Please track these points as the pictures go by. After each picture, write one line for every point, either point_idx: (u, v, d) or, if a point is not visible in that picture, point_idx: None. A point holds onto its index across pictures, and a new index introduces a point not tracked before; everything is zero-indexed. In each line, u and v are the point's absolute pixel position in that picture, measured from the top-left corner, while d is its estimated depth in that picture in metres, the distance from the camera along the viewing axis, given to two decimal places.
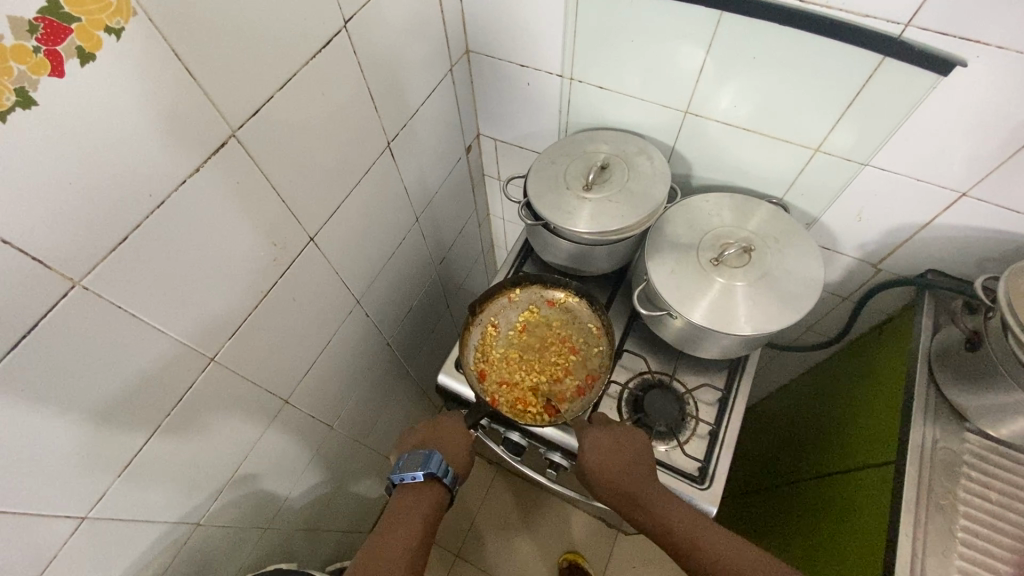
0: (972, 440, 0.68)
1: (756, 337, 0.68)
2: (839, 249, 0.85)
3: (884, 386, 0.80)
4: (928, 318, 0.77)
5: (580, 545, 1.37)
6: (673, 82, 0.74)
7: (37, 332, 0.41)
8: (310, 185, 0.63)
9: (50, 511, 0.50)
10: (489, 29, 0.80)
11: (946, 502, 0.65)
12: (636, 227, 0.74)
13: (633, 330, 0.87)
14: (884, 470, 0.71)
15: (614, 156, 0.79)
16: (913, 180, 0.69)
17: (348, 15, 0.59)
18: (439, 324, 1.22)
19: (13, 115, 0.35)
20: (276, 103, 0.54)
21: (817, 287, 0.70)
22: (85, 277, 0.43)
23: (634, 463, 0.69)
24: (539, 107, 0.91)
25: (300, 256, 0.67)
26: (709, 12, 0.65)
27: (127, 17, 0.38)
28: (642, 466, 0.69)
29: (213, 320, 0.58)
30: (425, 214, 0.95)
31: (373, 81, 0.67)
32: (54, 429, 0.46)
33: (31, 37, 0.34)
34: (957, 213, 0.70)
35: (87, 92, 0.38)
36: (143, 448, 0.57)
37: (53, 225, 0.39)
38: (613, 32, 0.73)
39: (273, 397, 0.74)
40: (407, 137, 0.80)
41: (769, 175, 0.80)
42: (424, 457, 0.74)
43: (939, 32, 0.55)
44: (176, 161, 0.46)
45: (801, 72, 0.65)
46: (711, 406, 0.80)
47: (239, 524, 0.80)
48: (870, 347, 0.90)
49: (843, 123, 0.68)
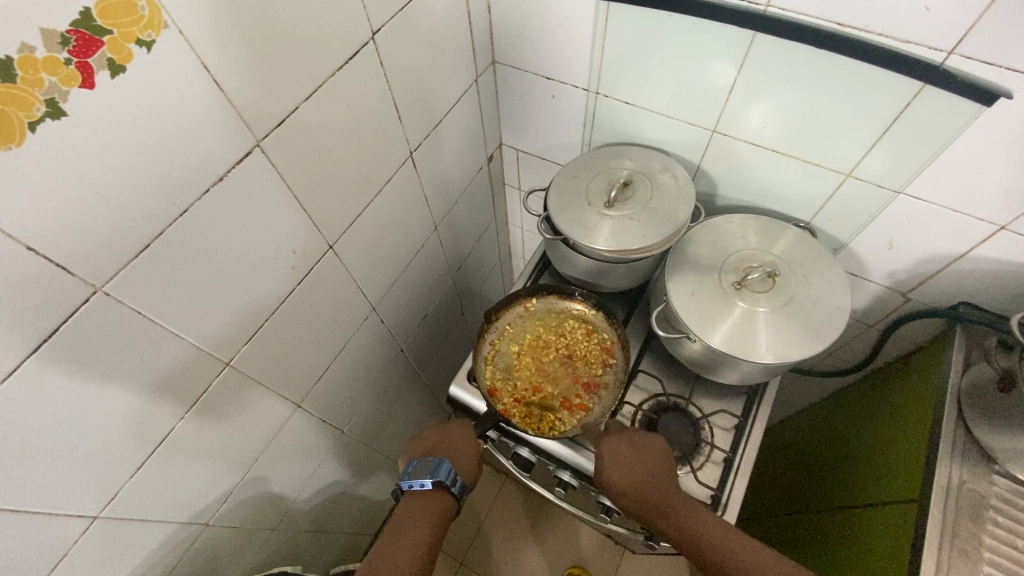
0: (1000, 483, 0.65)
1: (777, 365, 0.66)
2: (868, 276, 0.82)
3: (910, 420, 0.77)
4: (958, 354, 0.74)
5: (586, 559, 1.35)
6: (702, 100, 0.73)
7: (56, 337, 0.41)
8: (331, 194, 0.63)
9: (64, 509, 0.50)
10: (517, 40, 0.80)
11: (970, 548, 0.62)
12: (657, 247, 0.73)
13: (649, 348, 0.85)
14: (906, 510, 0.69)
15: (637, 173, 0.78)
16: (949, 210, 0.67)
17: (377, 26, 0.58)
18: (454, 331, 1.22)
19: (42, 125, 0.35)
20: (301, 113, 0.54)
21: (843, 316, 0.68)
22: (107, 283, 0.43)
23: (656, 468, 0.68)
24: (564, 119, 0.90)
25: (318, 264, 0.67)
26: (742, 32, 0.63)
27: (158, 30, 0.38)
28: (664, 469, 0.68)
29: (231, 326, 0.58)
30: (444, 222, 0.95)
31: (399, 91, 0.67)
32: (70, 429, 0.47)
33: (63, 49, 0.34)
34: (994, 246, 0.67)
35: (114, 102, 0.38)
36: (157, 449, 0.57)
37: (78, 233, 0.40)
38: (643, 47, 0.72)
39: (286, 402, 0.74)
40: (430, 146, 0.80)
41: (796, 198, 0.78)
42: (433, 465, 0.75)
43: (984, 61, 0.53)
44: (201, 169, 0.47)
45: (835, 96, 0.64)
46: (727, 432, 0.78)
47: (247, 525, 0.81)
48: (896, 378, 0.87)
49: (877, 149, 0.66)
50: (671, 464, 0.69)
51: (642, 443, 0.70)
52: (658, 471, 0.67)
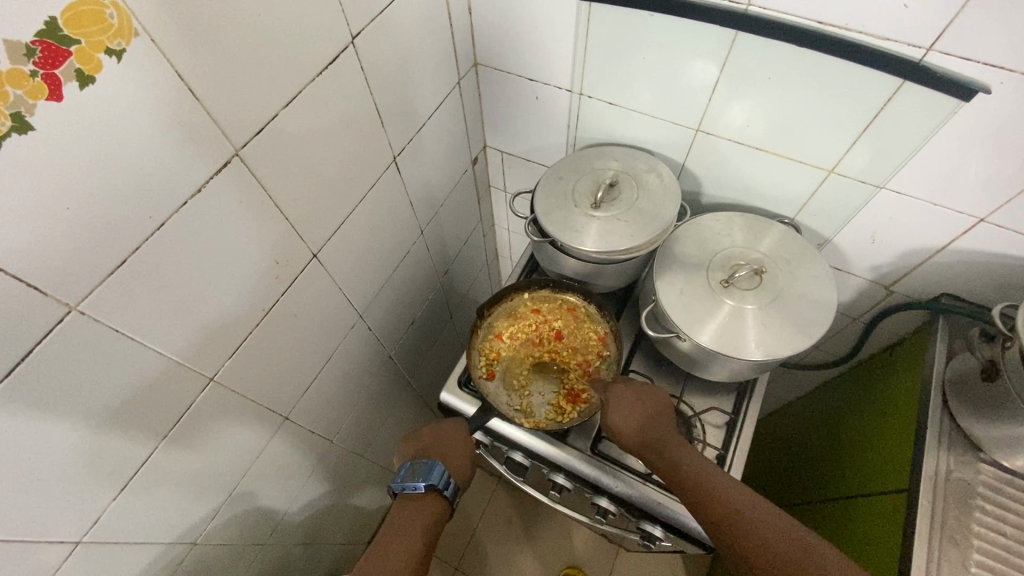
0: (986, 471, 0.66)
1: (766, 361, 0.67)
2: (852, 270, 0.83)
3: (893, 412, 0.79)
4: (942, 344, 0.76)
5: (581, 559, 1.35)
6: (685, 99, 0.73)
7: (30, 360, 0.40)
8: (314, 202, 0.62)
9: (42, 537, 0.49)
10: (498, 41, 0.79)
11: (960, 535, 0.63)
12: (645, 247, 0.73)
13: (639, 348, 0.86)
14: (894, 499, 0.70)
15: (623, 173, 0.78)
16: (929, 204, 0.68)
17: (356, 30, 0.57)
18: (443, 335, 1.21)
19: (9, 140, 0.33)
20: (280, 120, 0.53)
21: (830, 311, 0.68)
22: (82, 302, 0.42)
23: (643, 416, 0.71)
24: (548, 120, 0.89)
25: (302, 273, 0.66)
26: (725, 31, 0.63)
27: (128, 38, 0.37)
28: (662, 415, 0.71)
29: (212, 339, 0.57)
30: (429, 226, 0.94)
31: (380, 96, 0.66)
32: (45, 453, 0.45)
33: (28, 61, 0.33)
34: (974, 238, 0.68)
35: (87, 114, 0.37)
36: (141, 468, 0.56)
37: (47, 252, 0.38)
38: (625, 47, 0.71)
39: (274, 413, 0.73)
40: (414, 150, 0.79)
41: (780, 194, 0.78)
42: (426, 468, 0.75)
43: (962, 57, 0.54)
44: (177, 180, 0.45)
45: (817, 92, 0.64)
46: (719, 429, 0.78)
47: (236, 541, 0.79)
48: (881, 369, 0.89)
49: (859, 145, 0.67)
50: (669, 413, 0.72)
51: (644, 394, 0.73)
52: (657, 415, 0.71)
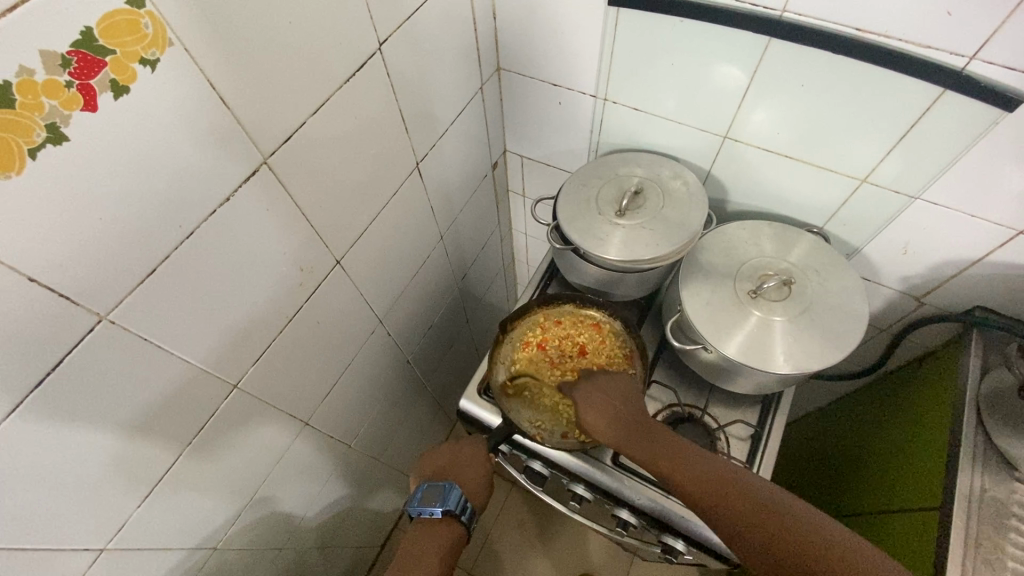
0: (1022, 491, 0.64)
1: (794, 375, 0.65)
2: (881, 281, 0.81)
3: (924, 427, 0.77)
4: (975, 359, 0.74)
5: (597, 567, 1.34)
6: (713, 105, 0.72)
7: (60, 369, 0.40)
8: (339, 209, 0.62)
9: (67, 544, 0.49)
10: (523, 45, 0.78)
11: (995, 557, 0.61)
12: (670, 256, 0.71)
13: (661, 357, 0.85)
14: (925, 516, 0.68)
15: (648, 181, 0.77)
16: (964, 215, 0.66)
17: (383, 37, 0.57)
18: (461, 339, 1.20)
19: (43, 151, 0.33)
20: (308, 127, 0.52)
21: (862, 324, 0.67)
22: (112, 311, 0.41)
23: (628, 401, 0.71)
24: (571, 125, 0.88)
25: (325, 280, 0.65)
26: (757, 38, 0.62)
27: (162, 48, 0.37)
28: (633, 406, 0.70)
29: (236, 347, 0.56)
30: (449, 231, 0.93)
31: (405, 102, 0.65)
32: (72, 461, 0.45)
33: (64, 72, 0.33)
34: (1011, 251, 0.67)
35: (120, 125, 0.36)
36: (165, 476, 0.56)
37: (77, 263, 0.38)
38: (653, 53, 0.70)
39: (295, 419, 0.72)
40: (436, 155, 0.78)
41: (809, 203, 0.77)
42: (443, 492, 0.75)
43: (1007, 66, 0.52)
44: (206, 188, 0.45)
45: (850, 100, 0.63)
46: (743, 442, 0.77)
47: (256, 545, 0.79)
48: (910, 382, 0.87)
49: (893, 155, 0.65)
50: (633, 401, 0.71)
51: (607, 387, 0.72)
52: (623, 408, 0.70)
